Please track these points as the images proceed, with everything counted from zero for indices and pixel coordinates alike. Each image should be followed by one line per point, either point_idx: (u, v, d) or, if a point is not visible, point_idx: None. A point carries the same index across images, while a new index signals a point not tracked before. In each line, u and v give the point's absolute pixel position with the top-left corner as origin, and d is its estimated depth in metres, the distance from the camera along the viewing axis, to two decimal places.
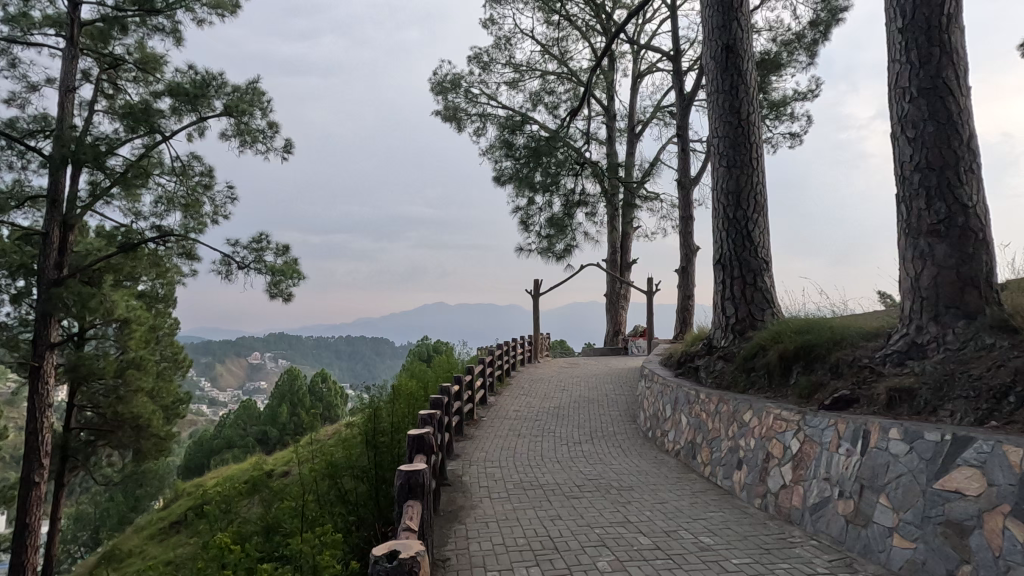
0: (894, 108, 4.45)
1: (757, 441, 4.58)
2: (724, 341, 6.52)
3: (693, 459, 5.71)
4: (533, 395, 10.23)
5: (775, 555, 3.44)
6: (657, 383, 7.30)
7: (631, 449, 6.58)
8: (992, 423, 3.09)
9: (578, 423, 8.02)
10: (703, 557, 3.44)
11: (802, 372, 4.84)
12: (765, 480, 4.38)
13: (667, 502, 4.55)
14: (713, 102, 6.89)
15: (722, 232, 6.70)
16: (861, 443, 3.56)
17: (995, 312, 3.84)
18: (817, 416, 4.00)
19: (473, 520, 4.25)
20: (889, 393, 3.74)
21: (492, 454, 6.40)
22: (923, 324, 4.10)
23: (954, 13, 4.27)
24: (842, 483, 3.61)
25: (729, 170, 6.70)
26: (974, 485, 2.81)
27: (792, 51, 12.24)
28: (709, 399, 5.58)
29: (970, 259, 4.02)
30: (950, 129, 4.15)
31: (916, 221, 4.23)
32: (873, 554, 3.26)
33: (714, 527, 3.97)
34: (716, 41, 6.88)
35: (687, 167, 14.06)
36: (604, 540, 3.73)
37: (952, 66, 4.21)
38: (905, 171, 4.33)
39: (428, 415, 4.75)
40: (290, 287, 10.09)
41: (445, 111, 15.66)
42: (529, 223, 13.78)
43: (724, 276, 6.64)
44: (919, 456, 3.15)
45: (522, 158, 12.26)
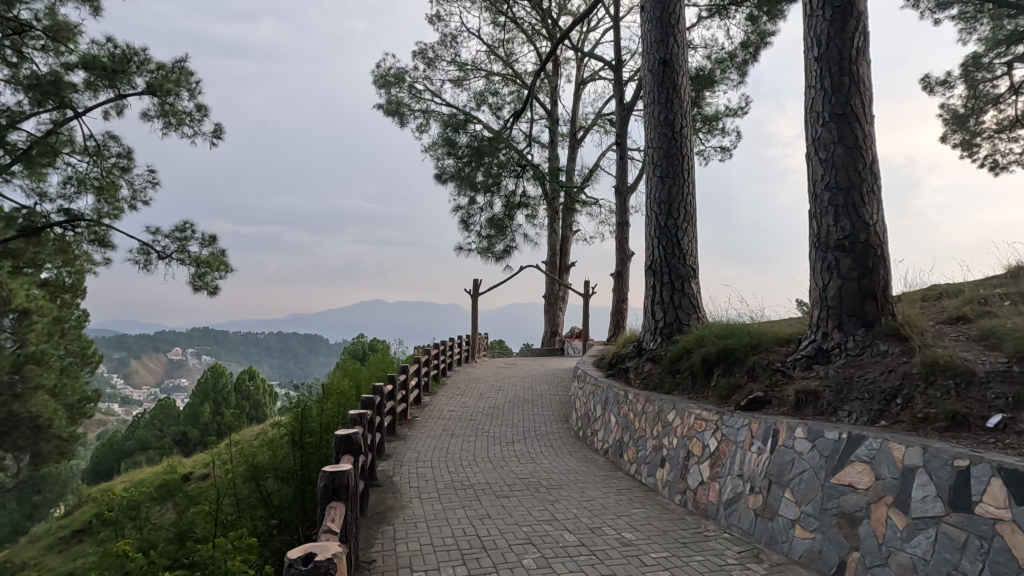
0: (809, 130, 4.80)
1: (679, 440, 4.82)
2: (653, 343, 6.79)
3: (620, 458, 5.90)
4: (468, 395, 10.24)
5: (691, 548, 3.62)
6: (589, 383, 7.49)
7: (561, 449, 6.71)
8: (882, 423, 3.40)
9: (512, 423, 8.09)
10: (624, 552, 3.57)
11: (721, 374, 5.12)
12: (685, 477, 4.60)
13: (594, 500, 4.69)
14: (650, 114, 7.16)
15: (653, 238, 6.97)
16: (771, 441, 3.81)
17: (889, 321, 4.22)
18: (733, 416, 4.25)
19: (402, 521, 4.21)
20: (797, 395, 4.03)
21: (425, 454, 6.36)
22: (828, 331, 4.45)
23: (863, 47, 4.66)
24: (753, 479, 3.85)
25: (663, 180, 6.98)
26: (865, 480, 3.08)
27: (725, 69, 12.95)
28: (637, 399, 5.80)
29: (869, 273, 4.39)
30: (857, 153, 4.52)
31: (825, 236, 4.58)
32: (778, 545, 3.50)
33: (636, 522, 4.13)
34: (654, 55, 7.16)
35: (624, 175, 14.52)
36: (531, 537, 3.81)
37: (859, 95, 4.58)
38: (817, 189, 4.68)
39: (359, 415, 4.63)
40: (216, 280, 9.60)
41: (387, 104, 15.36)
42: (470, 222, 13.76)
43: (654, 281, 6.91)
44: (820, 453, 3.41)
45: (464, 157, 12.23)
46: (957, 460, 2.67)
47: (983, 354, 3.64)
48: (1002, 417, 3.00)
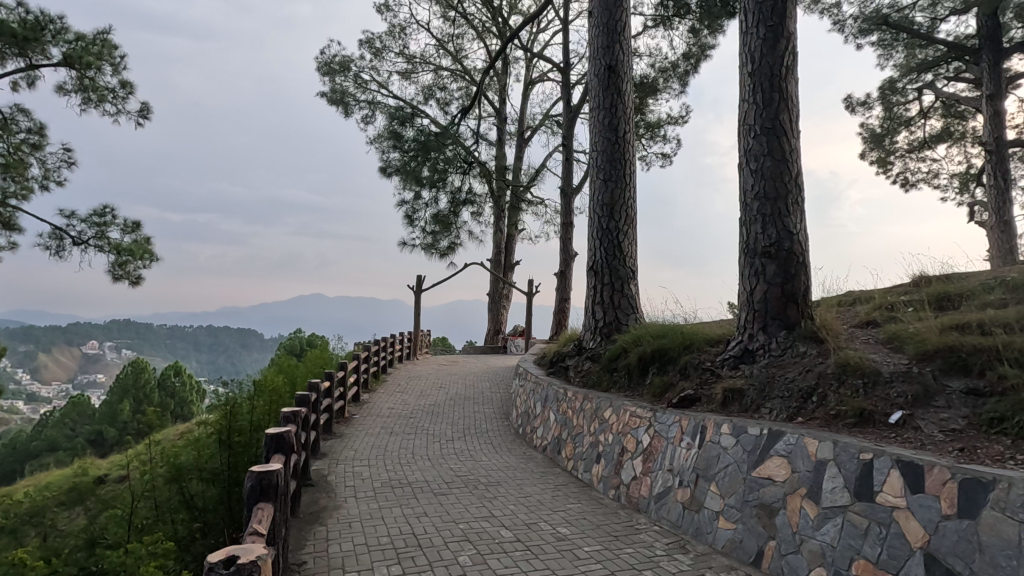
0: (741, 142, 5.05)
1: (614, 437, 4.96)
2: (593, 342, 6.95)
3: (558, 454, 6.01)
4: (408, 392, 10.10)
5: (622, 541, 3.74)
6: (530, 381, 7.58)
7: (501, 446, 6.75)
8: (798, 419, 3.64)
9: (452, 420, 8.06)
10: (558, 546, 3.63)
11: (656, 373, 5.32)
12: (619, 472, 4.74)
13: (531, 496, 4.75)
14: (595, 118, 7.31)
15: (596, 239, 7.13)
16: (699, 437, 4.00)
17: (808, 324, 4.51)
18: (665, 413, 4.42)
19: (335, 521, 4.11)
20: (725, 393, 4.24)
21: (362, 452, 6.22)
22: (754, 333, 4.70)
23: (791, 66, 4.94)
24: (682, 472, 4.02)
25: (606, 183, 7.16)
26: (782, 473, 3.28)
27: (667, 78, 13.43)
28: (575, 396, 5.92)
29: (792, 279, 4.67)
30: (784, 166, 4.79)
31: (753, 243, 4.84)
32: (703, 536, 3.67)
33: (571, 518, 4.22)
34: (600, 61, 7.31)
35: (570, 177, 14.75)
36: (468, 535, 3.80)
37: (787, 111, 4.86)
38: (747, 198, 4.92)
39: (293, 412, 4.46)
40: (139, 269, 9.01)
41: (331, 93, 14.87)
42: (414, 217, 13.57)
43: (595, 281, 7.07)
44: (743, 448, 3.61)
45: (410, 151, 12.05)
46: (863, 453, 2.89)
47: (889, 355, 3.95)
48: (902, 413, 3.27)
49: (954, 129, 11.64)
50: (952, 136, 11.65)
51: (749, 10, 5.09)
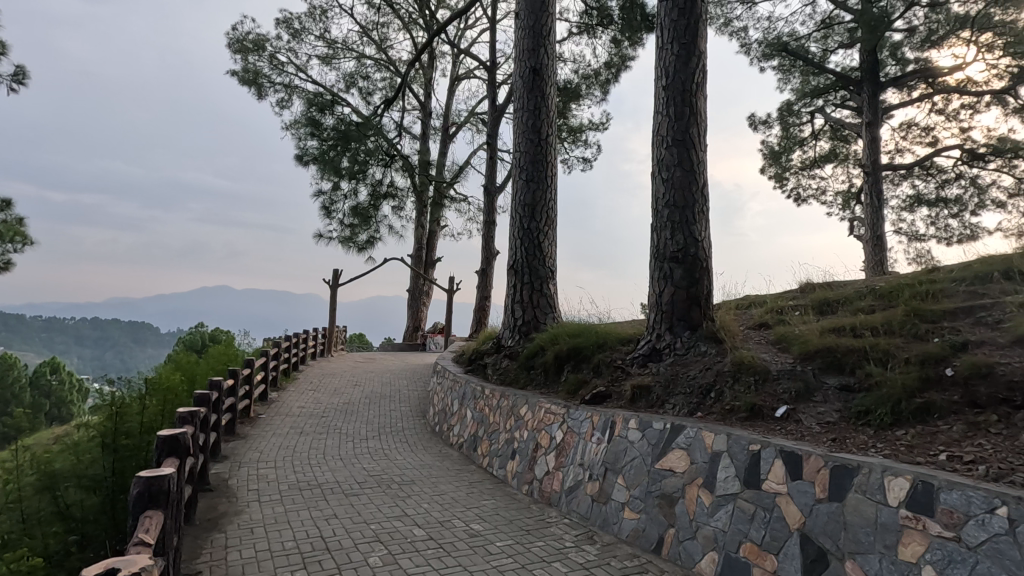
0: (655, 151, 5.32)
1: (529, 433, 5.07)
2: (511, 340, 7.05)
3: (474, 452, 6.03)
4: (321, 390, 9.73)
5: (533, 535, 3.83)
6: (448, 378, 7.55)
7: (416, 444, 6.67)
8: (698, 413, 3.90)
9: (366, 419, 7.86)
10: (470, 543, 3.65)
11: (570, 370, 5.48)
12: (533, 468, 4.84)
13: (446, 493, 4.73)
14: (519, 118, 7.40)
15: (517, 239, 7.22)
16: (608, 432, 4.17)
17: (709, 325, 4.83)
18: (578, 410, 4.58)
19: (236, 527, 3.88)
20: (633, 390, 4.46)
21: (268, 454, 5.92)
22: (662, 333, 4.97)
23: (701, 83, 5.27)
24: (591, 466, 4.18)
25: (528, 183, 7.26)
26: (682, 464, 3.51)
27: (590, 85, 13.87)
28: (493, 393, 5.97)
29: (696, 283, 4.97)
30: (692, 176, 5.10)
31: (663, 248, 5.11)
32: (610, 526, 3.83)
33: (485, 514, 4.25)
34: (526, 63, 7.41)
35: (493, 176, 14.83)
36: (379, 535, 3.73)
37: (696, 125, 5.18)
38: (658, 205, 5.19)
39: (190, 413, 4.15)
40: (10, 253, 8.02)
41: (243, 72, 13.96)
42: (331, 209, 13.05)
43: (516, 280, 7.16)
44: (648, 441, 3.81)
45: (329, 140, 11.56)
46: (752, 444, 3.14)
47: (777, 355, 4.33)
48: (787, 408, 3.59)
49: (839, 151, 12.92)
50: (837, 157, 12.92)
51: (665, 26, 5.37)
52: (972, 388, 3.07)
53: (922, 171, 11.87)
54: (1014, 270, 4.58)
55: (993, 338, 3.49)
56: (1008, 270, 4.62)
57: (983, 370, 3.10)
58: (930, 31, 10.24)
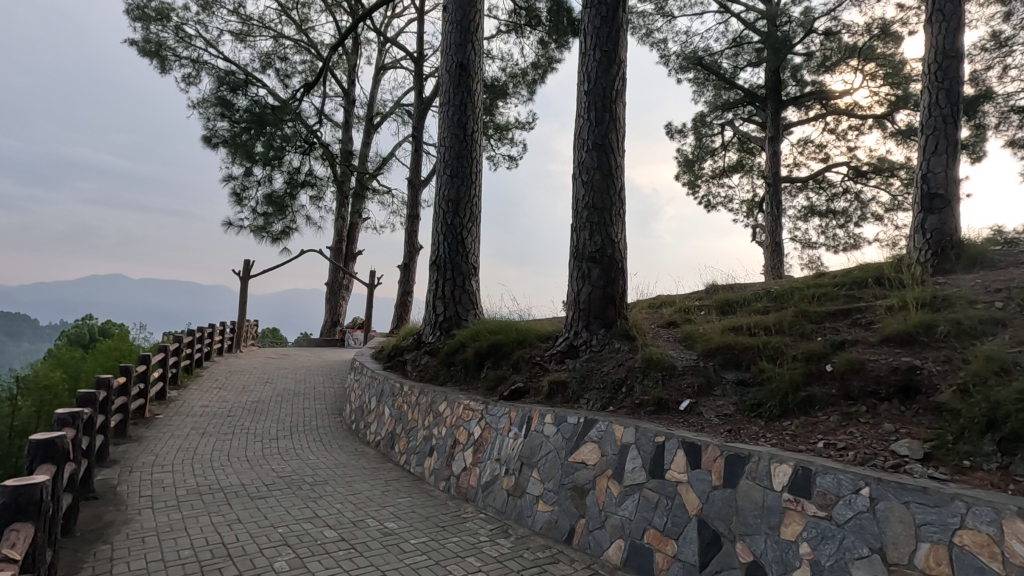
0: (576, 154, 5.46)
1: (447, 430, 5.07)
2: (432, 337, 7.00)
3: (391, 449, 5.92)
4: (228, 388, 9.15)
5: (448, 531, 3.83)
6: (366, 375, 7.37)
7: (330, 443, 6.45)
8: (610, 408, 4.07)
9: (278, 418, 7.49)
10: (384, 542, 3.59)
11: (490, 367, 5.52)
12: (451, 464, 4.84)
13: (360, 493, 4.62)
14: (444, 113, 7.34)
15: (440, 234, 7.16)
16: (525, 427, 4.26)
17: (623, 324, 5.04)
18: (496, 406, 4.64)
19: (125, 537, 3.58)
20: (550, 386, 4.58)
21: (165, 456, 5.50)
22: (579, 330, 5.13)
23: (621, 90, 5.46)
24: (507, 461, 4.24)
25: (452, 178, 7.23)
26: (593, 457, 3.65)
27: (517, 84, 14.02)
28: (412, 391, 5.90)
29: (612, 282, 5.17)
30: (610, 180, 5.28)
31: (582, 248, 5.27)
32: (524, 519, 3.91)
33: (400, 512, 4.20)
34: (452, 57, 7.36)
35: (418, 169, 14.59)
36: (287, 538, 3.58)
37: (616, 130, 5.37)
38: (579, 207, 5.34)
39: (72, 415, 3.77)
40: None
41: (143, 42, 12.80)
42: (243, 196, 12.29)
43: (437, 276, 7.11)
44: (562, 436, 3.93)
45: (242, 122, 10.86)
46: (657, 436, 3.32)
47: (683, 352, 4.60)
48: (690, 401, 3.83)
49: (745, 162, 13.88)
50: (743, 168, 13.88)
51: (588, 32, 5.52)
52: (846, 381, 3.42)
53: (816, 184, 13.02)
54: (885, 277, 5.15)
55: (865, 337, 3.90)
56: (881, 277, 5.17)
57: (856, 366, 3.46)
58: (825, 57, 11.24)
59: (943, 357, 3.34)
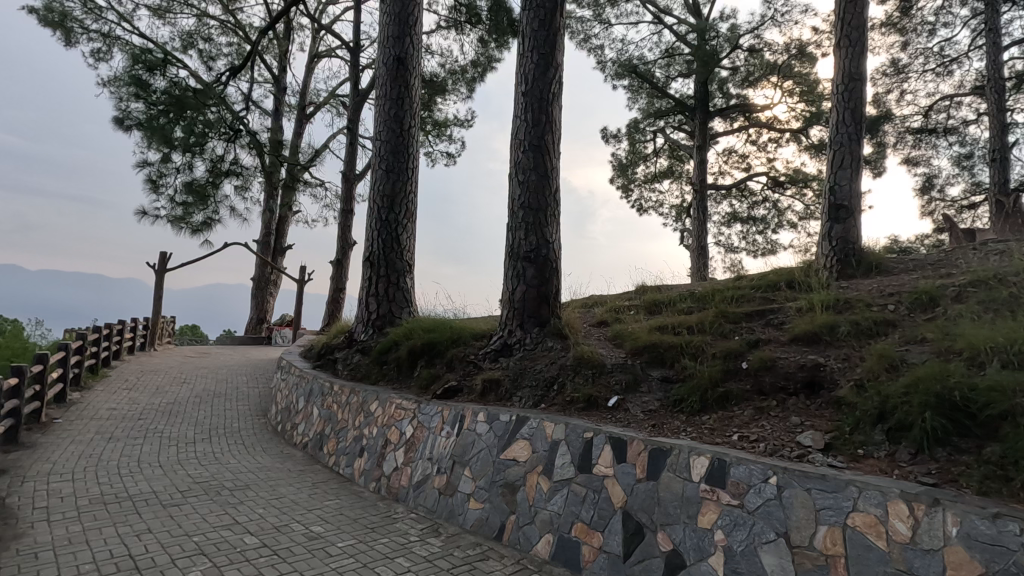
0: (513, 154, 5.52)
1: (379, 429, 4.98)
2: (364, 335, 6.85)
3: (319, 450, 5.73)
4: (140, 389, 8.54)
5: (377, 532, 3.76)
6: (294, 374, 7.09)
7: (253, 445, 6.16)
8: (542, 405, 4.15)
9: (195, 420, 7.06)
10: (309, 547, 3.48)
11: (424, 365, 5.48)
12: (381, 464, 4.75)
13: (285, 496, 4.44)
14: (381, 107, 7.19)
15: (374, 230, 7.01)
16: (457, 425, 4.27)
17: (556, 322, 5.14)
18: (429, 405, 4.62)
19: (14, 553, 3.26)
20: (484, 384, 4.60)
21: (64, 464, 5.05)
22: (513, 329, 5.19)
23: (557, 93, 5.55)
24: (439, 460, 4.22)
25: (388, 173, 7.08)
26: (524, 454, 3.71)
27: (456, 81, 13.95)
28: (342, 390, 5.75)
29: (546, 282, 5.25)
30: (546, 181, 5.37)
31: (517, 247, 5.33)
32: (455, 518, 3.90)
33: (327, 515, 4.08)
34: (390, 50, 7.21)
35: (353, 162, 14.19)
36: (203, 547, 3.40)
37: (552, 133, 5.46)
38: (515, 207, 5.39)
39: None
40: None
41: (44, 11, 11.66)
42: (160, 183, 11.48)
43: (371, 273, 6.95)
44: (494, 434, 3.97)
45: (159, 105, 10.14)
46: (586, 432, 3.42)
47: (612, 350, 4.75)
48: (618, 398, 3.96)
49: (675, 169, 14.49)
50: (673, 174, 14.49)
51: (527, 34, 5.59)
52: (760, 377, 3.65)
53: (739, 193, 13.81)
54: (795, 281, 5.55)
55: (777, 337, 4.19)
56: (792, 282, 5.57)
57: (769, 364, 3.70)
58: (748, 73, 11.93)
59: (843, 355, 3.64)
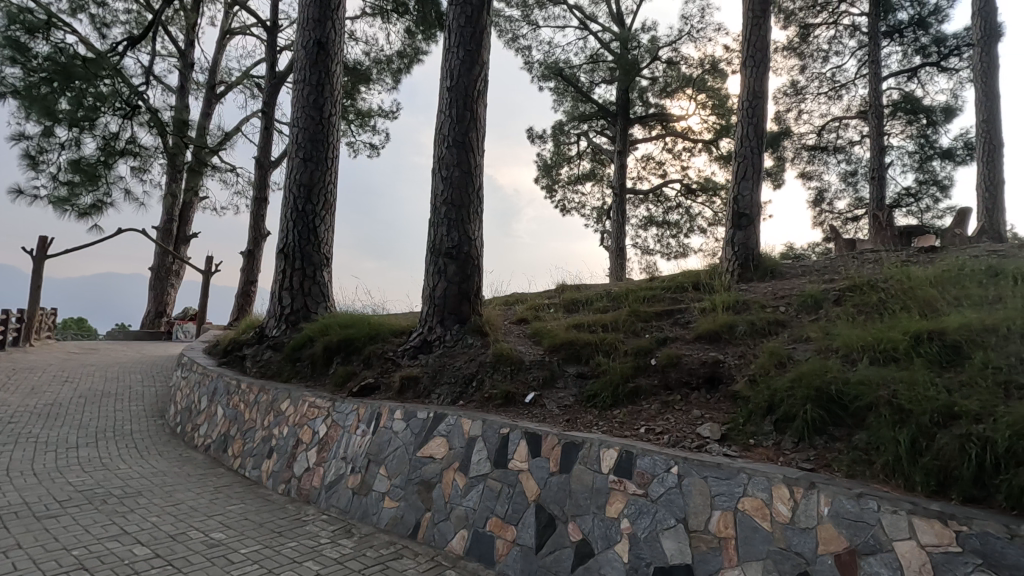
0: (436, 149, 5.47)
1: (289, 429, 4.78)
2: (276, 330, 6.53)
3: (223, 453, 5.40)
4: (12, 388, 7.64)
5: (285, 536, 3.61)
6: (196, 372, 6.63)
7: (147, 449, 5.69)
8: (461, 401, 4.16)
9: (79, 422, 6.42)
10: (208, 555, 3.28)
11: (340, 363, 5.32)
12: (292, 466, 4.56)
13: (182, 503, 4.15)
14: (299, 92, 6.87)
15: (290, 221, 6.69)
16: (373, 423, 4.19)
17: (476, 319, 5.16)
18: (344, 403, 4.50)
19: None
20: (401, 381, 4.55)
21: None
22: (433, 325, 5.15)
23: (482, 91, 5.56)
24: (354, 459, 4.12)
25: (305, 162, 6.78)
26: (441, 450, 3.70)
27: (381, 71, 13.59)
28: (250, 389, 5.47)
29: (468, 279, 5.25)
30: (469, 178, 5.37)
31: (439, 243, 5.29)
32: (368, 518, 3.81)
33: (230, 520, 3.86)
34: (310, 33, 6.90)
35: (268, 148, 13.45)
36: (84, 561, 3.10)
37: (476, 130, 5.46)
38: (437, 203, 5.36)
39: None
40: None
41: None
42: (40, 159, 10.28)
43: (285, 265, 6.64)
44: (412, 431, 3.93)
45: (41, 72, 9.08)
46: (502, 428, 3.48)
47: (530, 348, 4.84)
48: (534, 394, 4.05)
49: (596, 172, 14.97)
50: (595, 177, 14.96)
51: (453, 30, 5.55)
52: (666, 373, 3.87)
53: (655, 198, 14.51)
54: (701, 283, 5.93)
55: (683, 335, 4.46)
56: (698, 284, 5.94)
57: (675, 361, 3.93)
58: (666, 84, 12.55)
59: (739, 352, 3.94)
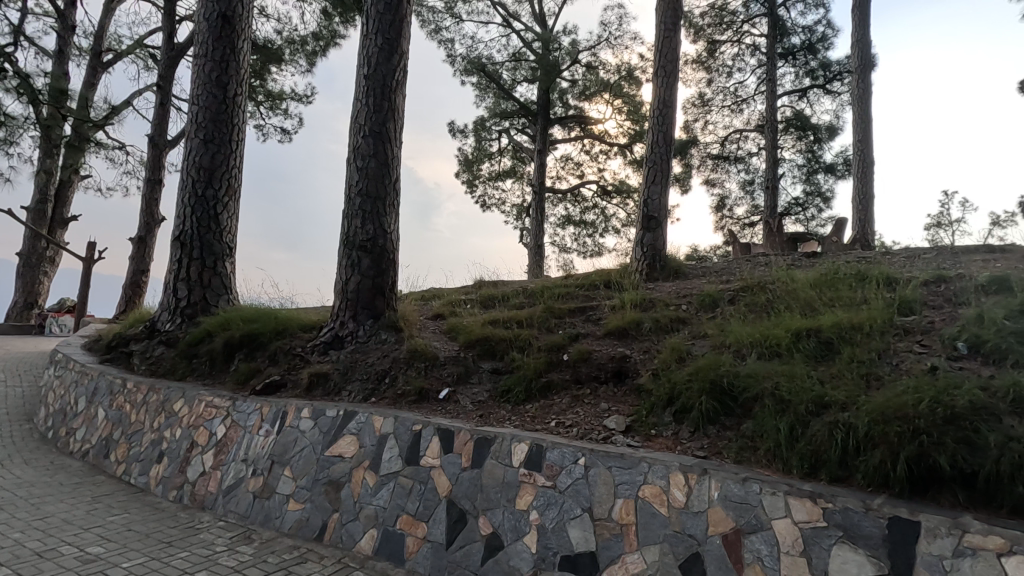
0: (352, 138, 5.29)
1: (183, 431, 4.44)
2: (169, 324, 6.03)
3: (104, 458, 4.91)
4: None
5: (176, 546, 3.35)
6: (72, 371, 5.97)
7: (10, 457, 5.06)
8: (373, 399, 4.06)
9: None
10: (82, 571, 2.97)
11: (242, 359, 5.01)
12: (185, 470, 4.23)
13: (52, 516, 3.73)
14: (199, 67, 6.36)
15: (187, 206, 6.20)
16: (278, 423, 3.99)
17: (391, 315, 5.05)
18: (246, 402, 4.25)
19: None
20: (310, 378, 4.37)
21: None
22: (345, 320, 4.99)
23: (401, 81, 5.43)
24: (255, 461, 3.90)
25: (206, 144, 6.30)
26: (350, 449, 3.60)
27: (294, 51, 12.86)
28: (138, 388, 5.01)
29: (383, 273, 5.13)
30: (385, 170, 5.23)
31: (353, 236, 5.12)
32: (270, 522, 3.62)
33: (111, 532, 3.52)
34: (213, 5, 6.41)
35: (163, 126, 12.35)
36: None
37: (394, 121, 5.33)
38: (351, 194, 5.18)
39: None
40: None
41: None
42: None
43: (181, 254, 6.15)
44: (320, 430, 3.79)
45: None
46: (415, 425, 3.44)
47: (446, 343, 4.82)
48: (448, 389, 4.03)
49: (517, 170, 15.12)
50: (515, 174, 15.11)
51: (371, 16, 5.38)
52: (577, 368, 4.00)
53: (573, 198, 14.91)
54: (612, 282, 6.17)
55: (594, 331, 4.62)
56: (610, 282, 6.17)
57: (585, 356, 4.07)
58: (585, 87, 12.91)
59: (644, 348, 4.15)
